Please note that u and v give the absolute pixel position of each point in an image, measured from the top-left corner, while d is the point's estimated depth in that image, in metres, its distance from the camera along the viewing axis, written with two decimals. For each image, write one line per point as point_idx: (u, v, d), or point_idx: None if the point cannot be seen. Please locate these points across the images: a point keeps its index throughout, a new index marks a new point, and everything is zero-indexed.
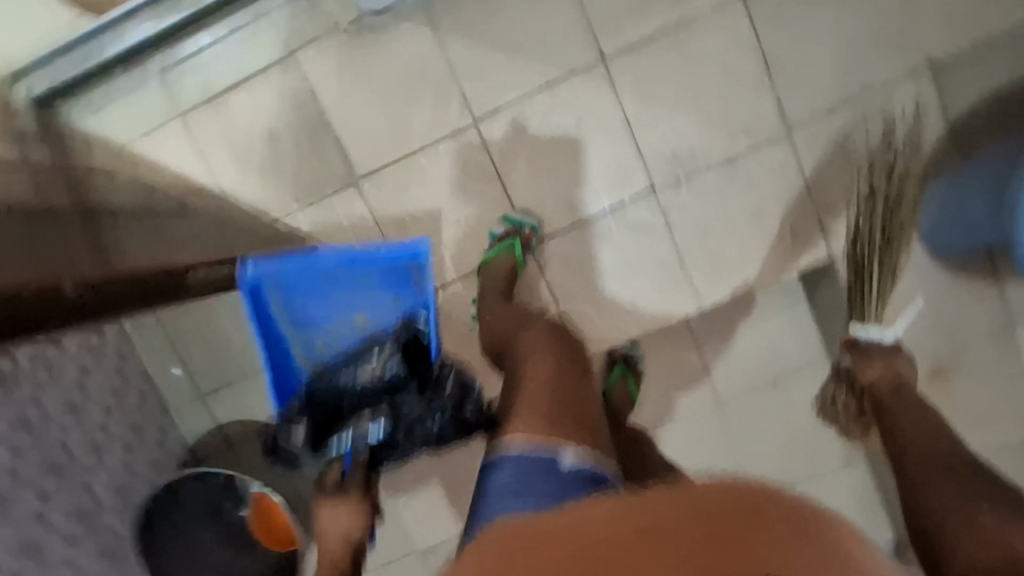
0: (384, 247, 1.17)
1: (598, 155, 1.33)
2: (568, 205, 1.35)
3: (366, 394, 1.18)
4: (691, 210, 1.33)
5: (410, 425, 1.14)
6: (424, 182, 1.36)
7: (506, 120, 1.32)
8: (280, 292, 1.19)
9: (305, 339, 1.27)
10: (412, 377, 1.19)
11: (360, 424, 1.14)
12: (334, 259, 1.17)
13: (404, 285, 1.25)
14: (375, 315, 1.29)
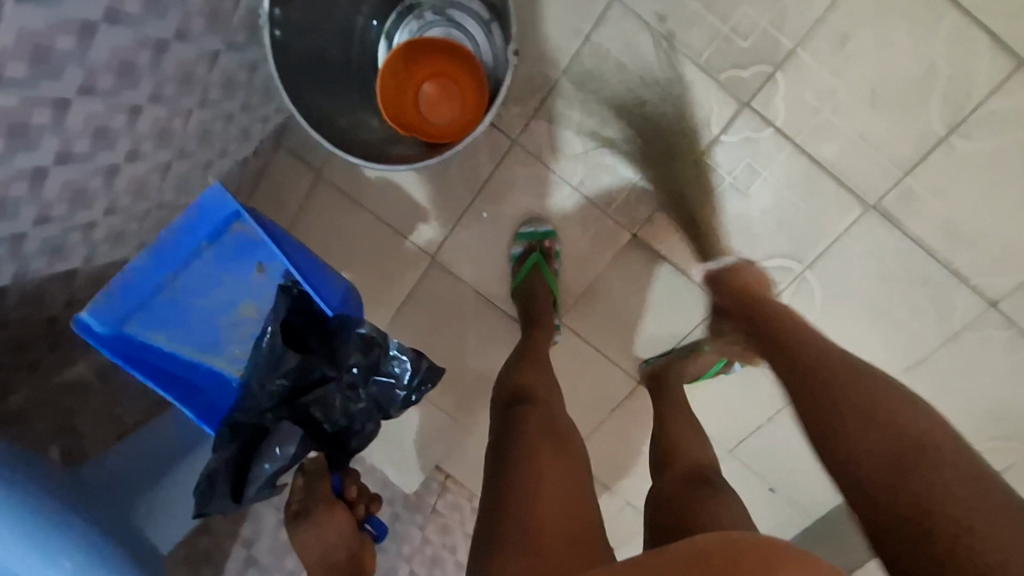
0: (191, 223, 0.74)
1: (1018, 227, 0.94)
2: (938, 227, 0.96)
3: (279, 398, 0.84)
4: (981, 356, 1.02)
5: (344, 410, 0.86)
6: (884, 42, 0.88)
7: (1012, 102, 0.88)
8: (144, 330, 0.77)
9: (226, 356, 0.86)
10: (313, 363, 0.84)
11: (289, 444, 0.80)
12: (147, 270, 0.74)
13: (252, 249, 0.80)
14: (256, 296, 0.85)
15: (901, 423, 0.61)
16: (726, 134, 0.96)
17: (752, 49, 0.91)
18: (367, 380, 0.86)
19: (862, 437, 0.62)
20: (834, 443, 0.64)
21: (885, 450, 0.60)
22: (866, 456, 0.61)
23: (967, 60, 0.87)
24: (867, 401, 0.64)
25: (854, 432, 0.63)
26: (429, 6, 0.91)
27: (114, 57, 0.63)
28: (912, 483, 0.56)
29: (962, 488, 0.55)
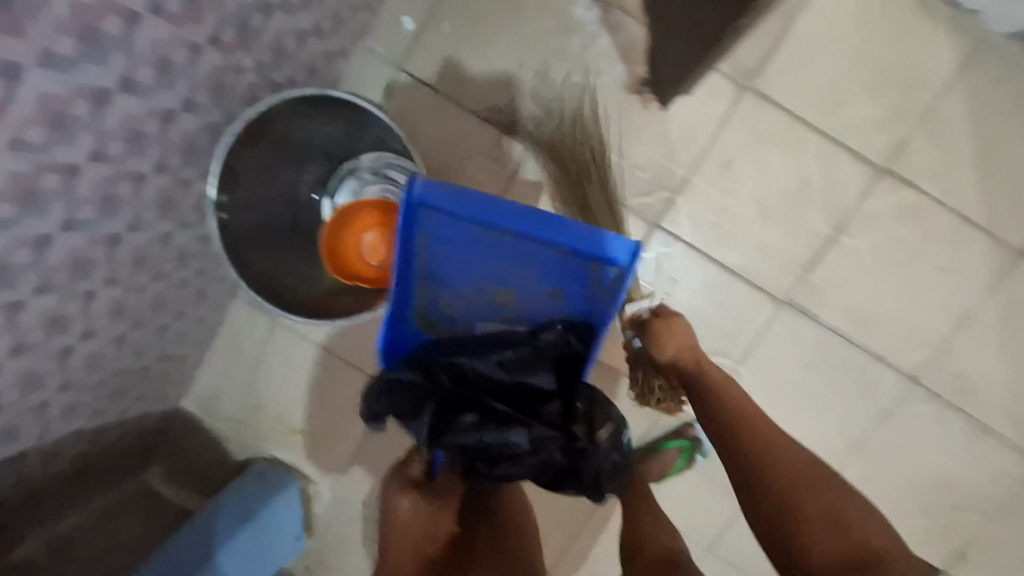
0: (571, 226, 0.72)
1: (917, 309, 1.03)
2: (846, 315, 1.04)
3: (496, 391, 0.82)
4: (915, 432, 1.07)
5: (535, 450, 0.78)
6: (763, 166, 1.01)
7: (882, 204, 1.00)
8: (433, 227, 0.73)
9: (437, 296, 0.81)
10: (554, 400, 0.82)
11: (497, 435, 0.77)
12: (505, 216, 0.71)
13: (570, 281, 0.79)
14: (525, 297, 0.82)
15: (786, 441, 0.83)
16: (643, 252, 1.06)
17: (652, 179, 1.03)
18: (599, 455, 0.80)
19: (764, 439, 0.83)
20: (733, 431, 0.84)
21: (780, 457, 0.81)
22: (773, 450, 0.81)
23: (834, 174, 1.00)
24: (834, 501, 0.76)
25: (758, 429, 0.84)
26: (367, 167, 0.99)
27: (68, 257, 0.70)
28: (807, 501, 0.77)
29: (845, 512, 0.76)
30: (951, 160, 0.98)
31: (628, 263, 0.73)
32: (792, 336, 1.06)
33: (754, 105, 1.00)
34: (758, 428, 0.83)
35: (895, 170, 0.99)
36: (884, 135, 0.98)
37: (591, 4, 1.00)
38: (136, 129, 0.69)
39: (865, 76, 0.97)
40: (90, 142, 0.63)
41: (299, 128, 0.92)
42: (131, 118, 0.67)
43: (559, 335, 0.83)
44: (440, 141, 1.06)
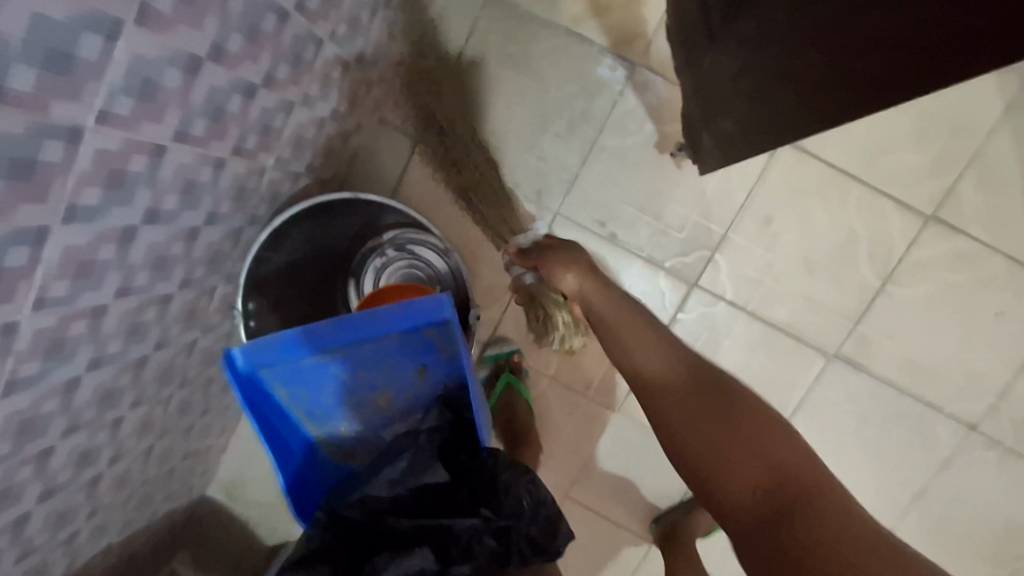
0: (393, 311, 0.71)
1: (973, 356, 0.99)
2: (899, 366, 1.00)
3: (400, 509, 0.78)
4: (977, 480, 1.03)
5: (463, 548, 0.73)
6: (804, 218, 0.97)
7: (932, 250, 0.96)
8: (275, 379, 0.74)
9: (329, 427, 0.84)
10: (456, 488, 0.80)
11: (414, 560, 0.69)
12: (325, 336, 0.70)
13: (426, 354, 0.79)
14: (401, 389, 0.83)
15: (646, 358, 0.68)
16: (683, 312, 1.01)
17: (689, 236, 0.99)
18: (521, 521, 0.76)
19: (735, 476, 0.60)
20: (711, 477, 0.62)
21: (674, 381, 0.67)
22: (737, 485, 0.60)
23: (879, 223, 0.96)
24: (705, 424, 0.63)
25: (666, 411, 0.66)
26: (389, 242, 0.94)
27: (96, 393, 0.65)
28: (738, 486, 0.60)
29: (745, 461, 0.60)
30: (1000, 202, 0.94)
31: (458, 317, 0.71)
32: (843, 390, 1.02)
33: (791, 157, 0.95)
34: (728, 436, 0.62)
35: (942, 216, 0.95)
36: (929, 180, 0.94)
37: (614, 63, 0.96)
38: (162, 253, 0.64)
39: (907, 121, 0.93)
40: (116, 279, 0.59)
41: (319, 225, 0.91)
42: (156, 243, 0.62)
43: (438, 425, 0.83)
44: (465, 211, 1.02)
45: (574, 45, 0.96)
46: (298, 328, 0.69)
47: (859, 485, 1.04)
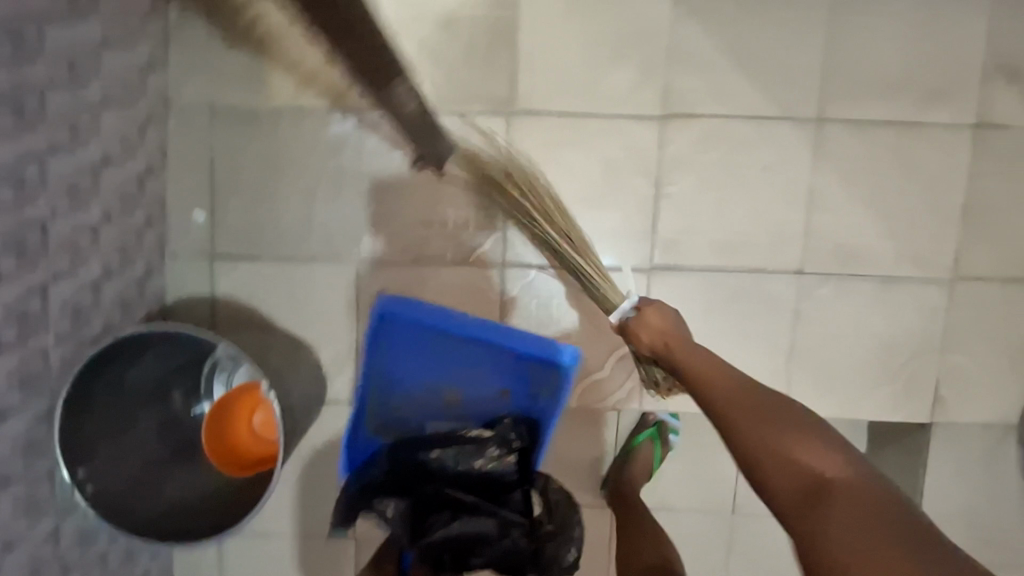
0: (529, 340, 1.04)
1: (766, 214, 1.06)
2: (710, 250, 1.07)
3: (460, 484, 0.97)
4: (831, 315, 1.08)
5: (500, 534, 0.93)
6: (563, 167, 1.05)
7: (683, 142, 1.04)
8: (393, 340, 1.05)
9: (394, 394, 1.06)
10: (513, 493, 0.98)
11: (473, 522, 0.92)
12: (467, 326, 1.04)
13: (517, 381, 1.06)
14: (480, 396, 1.06)
15: (701, 362, 0.78)
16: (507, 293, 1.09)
17: (479, 226, 1.07)
18: (563, 536, 0.95)
19: (777, 474, 0.66)
20: (767, 477, 0.66)
21: (735, 391, 0.73)
22: (778, 484, 0.65)
23: (625, 141, 1.04)
24: (790, 432, 0.67)
25: (747, 427, 0.69)
26: (226, 356, 1.00)
27: None
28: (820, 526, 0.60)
29: (801, 443, 0.66)
30: (717, 77, 1.03)
31: (567, 367, 1.05)
32: (675, 293, 1.08)
33: (525, 124, 1.04)
34: (792, 417, 0.68)
35: (673, 110, 1.04)
36: (646, 86, 1.03)
37: (342, 117, 1.05)
38: None
39: (602, 49, 1.02)
40: None
41: (128, 371, 0.91)
42: None
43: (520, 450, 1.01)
44: (282, 297, 1.08)
45: (301, 118, 1.05)
46: (459, 316, 1.04)
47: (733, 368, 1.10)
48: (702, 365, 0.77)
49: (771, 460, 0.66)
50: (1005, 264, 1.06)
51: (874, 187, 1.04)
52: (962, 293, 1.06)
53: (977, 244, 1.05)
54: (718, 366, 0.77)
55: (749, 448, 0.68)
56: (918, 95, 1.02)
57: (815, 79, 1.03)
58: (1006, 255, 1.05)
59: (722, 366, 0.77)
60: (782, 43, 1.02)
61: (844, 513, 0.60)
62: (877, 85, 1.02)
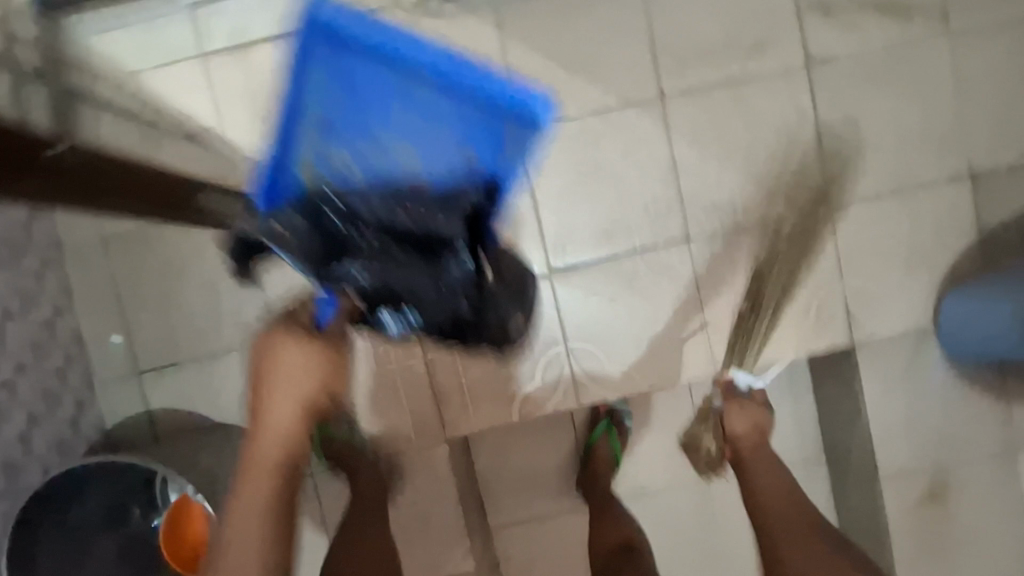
0: (503, 82, 0.69)
1: (638, 194, 1.11)
2: (596, 241, 1.12)
3: (401, 241, 0.75)
4: (727, 270, 1.12)
5: (444, 289, 0.79)
6: None
7: (542, 150, 1.10)
8: (326, 70, 0.66)
9: (305, 158, 0.69)
10: (460, 298, 0.80)
11: (413, 278, 0.76)
12: (430, 53, 0.67)
13: (478, 137, 0.71)
14: (426, 158, 0.72)
15: (763, 484, 0.96)
16: None
17: None
18: (490, 309, 0.87)
19: (789, 551, 0.86)
20: (761, 523, 0.92)
21: (797, 506, 0.93)
22: (781, 533, 0.89)
23: None
24: (802, 535, 0.88)
25: (766, 516, 0.92)
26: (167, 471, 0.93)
27: None
28: (816, 545, 0.86)
29: (806, 543, 0.87)
30: (554, 85, 1.09)
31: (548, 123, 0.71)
32: (577, 289, 1.13)
33: None
34: (798, 513, 0.91)
35: None
36: None
37: None
38: None
39: None
40: None
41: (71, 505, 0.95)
42: None
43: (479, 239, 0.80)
44: (215, 393, 1.13)
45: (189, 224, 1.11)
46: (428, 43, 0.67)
47: (650, 344, 1.14)
48: (769, 492, 0.95)
49: (773, 516, 0.91)
50: (867, 180, 1.11)
51: (728, 144, 1.10)
52: (838, 217, 1.12)
53: (839, 170, 1.11)
54: (775, 474, 0.98)
55: (782, 531, 0.89)
56: (740, 51, 1.09)
57: (643, 62, 1.09)
58: (864, 172, 1.11)
59: (766, 471, 0.98)
60: (602, 40, 1.09)
61: (806, 533, 0.88)
62: (700, 53, 1.09)
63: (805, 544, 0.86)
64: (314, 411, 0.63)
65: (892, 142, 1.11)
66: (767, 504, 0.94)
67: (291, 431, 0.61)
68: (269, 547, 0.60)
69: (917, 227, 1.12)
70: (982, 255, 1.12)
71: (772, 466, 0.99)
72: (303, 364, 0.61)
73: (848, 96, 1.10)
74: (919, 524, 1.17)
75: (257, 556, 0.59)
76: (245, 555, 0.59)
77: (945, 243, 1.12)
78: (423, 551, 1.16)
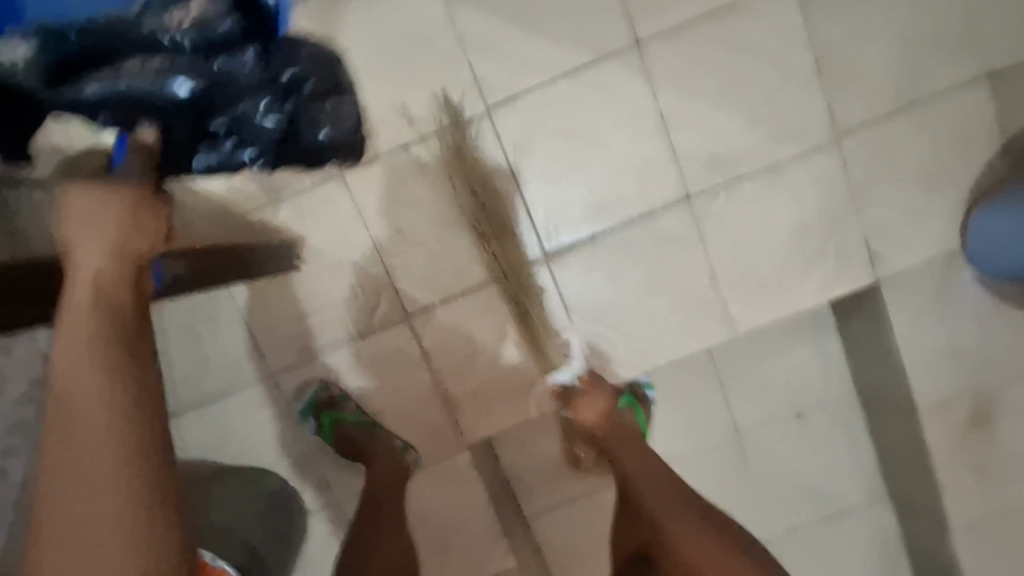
0: None
1: (626, 156, 1.01)
2: (589, 214, 1.03)
3: (174, 60, 0.67)
4: (735, 223, 1.03)
5: (233, 115, 0.75)
6: (413, 203, 1.03)
7: (514, 128, 1.00)
8: None
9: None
10: (256, 121, 0.77)
11: (163, 77, 0.66)
12: None
13: None
14: None
15: (633, 468, 0.93)
16: (424, 340, 1.07)
17: (366, 292, 1.05)
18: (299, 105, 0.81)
19: (685, 539, 0.82)
20: (642, 501, 0.89)
21: (660, 478, 0.92)
22: (672, 518, 0.85)
23: (460, 150, 1.01)
24: (690, 523, 0.84)
25: (649, 498, 0.89)
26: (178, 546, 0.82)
27: None
28: (700, 537, 0.82)
29: (682, 517, 0.85)
30: (515, 51, 0.98)
31: None
32: (576, 269, 1.05)
33: (358, 178, 1.01)
34: (676, 492, 0.89)
35: (492, 100, 0.99)
36: (453, 90, 0.99)
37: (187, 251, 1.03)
38: None
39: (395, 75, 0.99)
40: None
41: None
42: None
43: (271, 53, 0.75)
44: (219, 437, 1.08)
45: None
46: None
47: (663, 314, 1.07)
48: (638, 475, 0.92)
49: (653, 500, 0.88)
50: (875, 98, 1.00)
51: (717, 85, 0.99)
52: (847, 146, 1.02)
53: (843, 93, 1.00)
54: (637, 447, 0.96)
55: (661, 517, 0.85)
56: None
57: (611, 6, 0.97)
58: (871, 91, 1.00)
59: (637, 455, 0.95)
60: None
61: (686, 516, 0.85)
62: None
63: (686, 520, 0.84)
64: (131, 254, 0.54)
65: (899, 52, 0.99)
66: (635, 486, 0.91)
67: (109, 274, 0.51)
68: (134, 421, 0.44)
69: (936, 142, 1.01)
70: (1010, 162, 1.02)
71: (636, 445, 0.97)
72: (117, 213, 0.54)
73: (844, 7, 0.98)
74: (961, 451, 1.12)
75: (114, 421, 0.44)
76: (97, 418, 0.43)
77: (970, 156, 1.02)
78: (461, 557, 1.14)
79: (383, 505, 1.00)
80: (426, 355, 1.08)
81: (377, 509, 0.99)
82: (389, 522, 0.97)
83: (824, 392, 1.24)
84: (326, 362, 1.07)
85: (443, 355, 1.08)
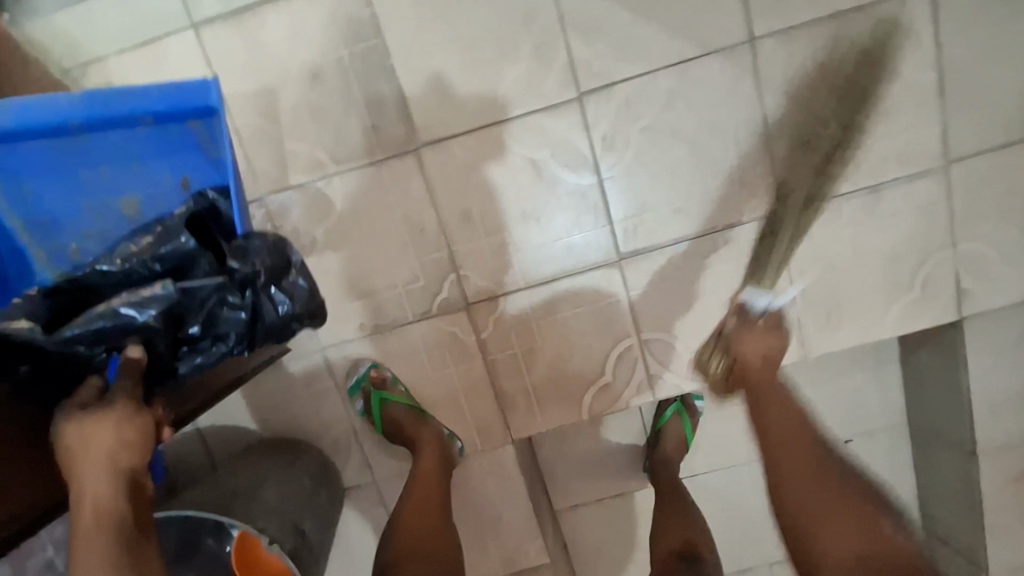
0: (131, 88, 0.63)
1: (720, 161, 0.95)
2: (671, 218, 0.98)
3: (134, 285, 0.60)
4: (822, 243, 0.98)
5: (211, 334, 0.63)
6: (489, 189, 0.97)
7: (606, 120, 0.94)
8: None
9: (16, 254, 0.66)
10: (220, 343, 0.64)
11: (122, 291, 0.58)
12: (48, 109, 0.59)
13: (181, 149, 0.69)
14: (150, 202, 0.69)
15: (782, 445, 0.74)
16: (483, 332, 1.03)
17: (429, 275, 1.01)
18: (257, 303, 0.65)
19: (801, 493, 0.68)
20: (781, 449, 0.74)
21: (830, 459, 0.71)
22: (790, 456, 0.72)
23: (545, 138, 0.95)
24: (841, 512, 0.65)
25: (786, 445, 0.74)
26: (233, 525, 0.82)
27: None
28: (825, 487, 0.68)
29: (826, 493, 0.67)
30: (618, 38, 0.91)
31: (222, 106, 0.67)
32: (650, 274, 1.00)
33: (434, 156, 0.96)
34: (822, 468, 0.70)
35: (587, 88, 0.93)
36: (546, 73, 0.93)
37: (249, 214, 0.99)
38: None
39: (485, 51, 0.92)
40: None
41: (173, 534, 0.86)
42: None
43: (246, 254, 0.64)
44: (265, 406, 1.07)
45: None
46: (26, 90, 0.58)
47: None
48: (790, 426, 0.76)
49: (806, 470, 0.70)
50: (995, 127, 0.93)
51: (830, 95, 0.92)
52: (956, 174, 0.95)
53: (961, 118, 0.93)
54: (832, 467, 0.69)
55: (799, 500, 0.68)
56: None
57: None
58: (991, 120, 0.93)
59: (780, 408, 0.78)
60: None
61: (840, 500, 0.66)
62: None
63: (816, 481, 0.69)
64: (126, 471, 0.56)
65: None
66: (797, 458, 0.71)
67: (104, 502, 0.54)
68: None
69: None
70: None
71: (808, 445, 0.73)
72: (112, 436, 0.55)
73: (979, 25, 0.90)
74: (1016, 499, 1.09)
75: None
76: None
77: None
78: (495, 548, 1.13)
79: (428, 492, 0.94)
80: (484, 345, 1.04)
81: (421, 488, 0.94)
82: (436, 506, 0.91)
83: (876, 420, 1.21)
84: (381, 342, 1.04)
85: (500, 348, 1.04)
